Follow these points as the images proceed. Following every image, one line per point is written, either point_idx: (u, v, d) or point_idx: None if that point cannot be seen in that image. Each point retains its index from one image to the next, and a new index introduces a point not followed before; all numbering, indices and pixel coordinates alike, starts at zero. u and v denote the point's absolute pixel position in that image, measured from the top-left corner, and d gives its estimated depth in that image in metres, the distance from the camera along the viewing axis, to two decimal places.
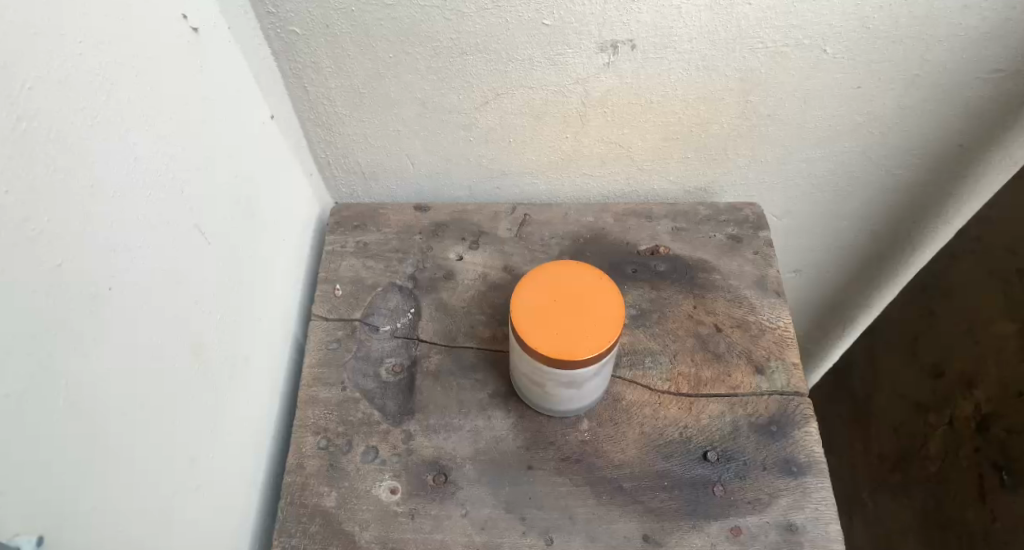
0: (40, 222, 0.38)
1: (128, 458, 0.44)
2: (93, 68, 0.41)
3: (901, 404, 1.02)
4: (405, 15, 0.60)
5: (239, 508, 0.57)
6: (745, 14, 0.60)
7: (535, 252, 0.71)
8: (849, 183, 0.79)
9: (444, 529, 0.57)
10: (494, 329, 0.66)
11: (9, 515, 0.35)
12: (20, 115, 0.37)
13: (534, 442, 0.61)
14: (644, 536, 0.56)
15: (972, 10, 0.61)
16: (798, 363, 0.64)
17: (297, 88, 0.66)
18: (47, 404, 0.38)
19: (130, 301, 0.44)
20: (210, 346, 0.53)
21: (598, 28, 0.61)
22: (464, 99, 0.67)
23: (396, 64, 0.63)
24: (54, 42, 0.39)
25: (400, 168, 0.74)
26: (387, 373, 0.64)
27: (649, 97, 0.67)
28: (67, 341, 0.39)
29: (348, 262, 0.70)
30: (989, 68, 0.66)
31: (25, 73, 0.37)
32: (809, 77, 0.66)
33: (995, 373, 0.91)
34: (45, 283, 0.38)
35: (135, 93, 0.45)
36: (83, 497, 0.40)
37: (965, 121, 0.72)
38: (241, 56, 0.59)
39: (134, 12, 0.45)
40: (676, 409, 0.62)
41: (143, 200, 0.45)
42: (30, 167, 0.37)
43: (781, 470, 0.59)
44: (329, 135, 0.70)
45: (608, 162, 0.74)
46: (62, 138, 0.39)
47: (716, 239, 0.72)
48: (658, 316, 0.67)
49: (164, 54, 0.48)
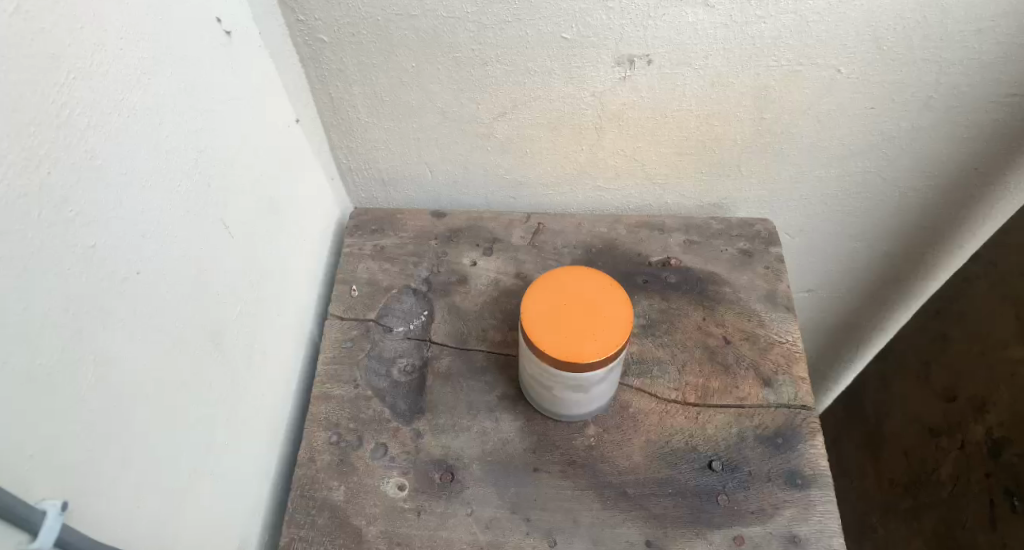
0: (77, 204, 0.40)
1: (146, 438, 0.45)
2: (132, 63, 0.44)
3: (914, 428, 1.00)
4: (428, 27, 0.62)
5: (251, 498, 0.58)
6: (761, 32, 0.62)
7: (548, 260, 0.72)
8: (863, 203, 0.80)
9: (450, 527, 0.58)
10: (505, 334, 0.68)
11: (36, 481, 0.37)
12: (64, 103, 0.39)
13: (540, 444, 0.61)
14: (647, 541, 0.57)
15: (985, 35, 0.62)
16: (806, 378, 0.64)
17: (322, 95, 0.68)
18: (73, 379, 0.39)
19: (156, 287, 0.46)
20: (229, 336, 0.54)
21: (616, 42, 0.63)
22: (483, 109, 0.69)
23: (419, 73, 0.65)
24: (98, 36, 0.41)
25: (419, 175, 0.76)
26: (399, 373, 0.65)
27: (665, 112, 0.68)
28: (96, 319, 0.41)
29: (364, 264, 0.72)
30: (1004, 92, 0.67)
31: (69, 64, 0.39)
32: (822, 96, 0.67)
33: (1007, 397, 0.84)
34: (79, 260, 0.40)
35: (169, 89, 0.47)
36: (101, 472, 0.41)
37: (977, 144, 0.72)
38: (268, 60, 0.61)
39: (170, 14, 0.47)
40: (683, 417, 0.63)
41: (171, 191, 0.47)
42: (70, 150, 0.39)
43: (788, 481, 0.59)
44: (352, 142, 0.73)
45: (622, 175, 0.75)
46: (100, 126, 0.41)
47: (727, 252, 0.73)
48: (667, 326, 0.68)
49: (195, 54, 0.50)
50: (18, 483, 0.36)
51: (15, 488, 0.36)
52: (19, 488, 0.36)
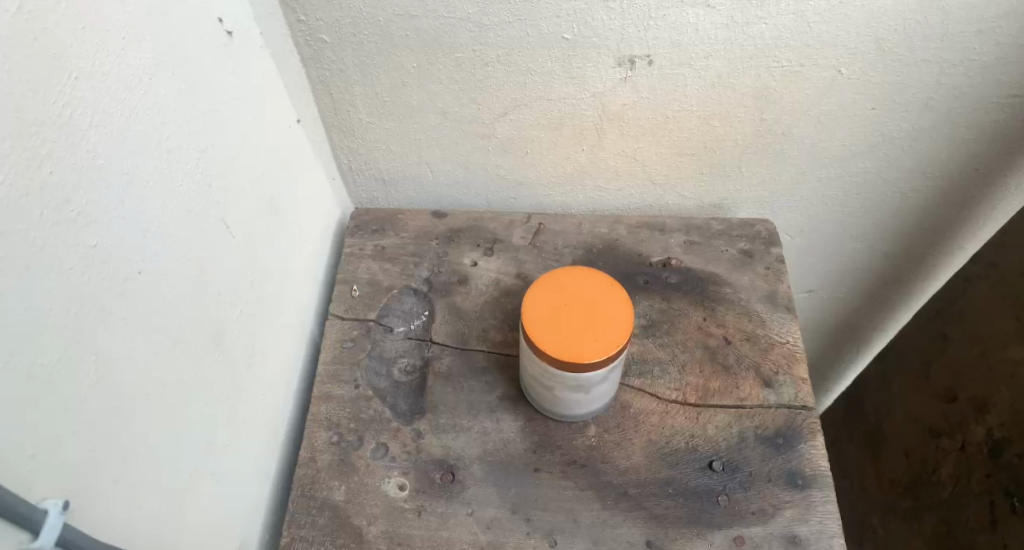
0: (79, 204, 0.40)
1: (146, 438, 0.45)
2: (133, 63, 0.44)
3: (914, 428, 1.00)
4: (429, 27, 0.62)
5: (252, 497, 0.58)
6: (762, 32, 0.62)
7: (548, 260, 0.72)
8: (864, 204, 0.80)
9: (450, 527, 0.58)
10: (505, 334, 0.68)
11: (37, 481, 0.37)
12: (66, 102, 0.39)
13: (541, 444, 0.61)
14: (647, 541, 0.57)
15: (986, 35, 0.62)
16: (806, 378, 0.64)
17: (323, 95, 0.68)
18: (74, 379, 0.39)
19: (156, 286, 0.46)
20: (230, 336, 0.54)
21: (617, 43, 0.63)
22: (483, 110, 0.69)
23: (420, 73, 0.65)
24: (99, 35, 0.41)
25: (419, 175, 0.76)
26: (400, 373, 0.65)
27: (665, 112, 0.68)
28: (97, 319, 0.41)
29: (365, 264, 0.72)
30: (1005, 93, 0.67)
31: (70, 64, 0.39)
32: (823, 97, 0.67)
33: (1007, 397, 0.83)
34: (81, 260, 0.40)
35: (171, 89, 0.47)
36: (102, 472, 0.41)
37: (977, 144, 0.72)
38: (269, 60, 0.61)
39: (171, 13, 0.47)
40: (683, 418, 0.63)
41: (172, 191, 0.47)
42: (71, 149, 0.39)
43: (789, 481, 0.59)
44: (353, 142, 0.73)
45: (622, 176, 0.75)
46: (102, 126, 0.41)
47: (728, 253, 0.73)
48: (668, 327, 0.68)
49: (196, 54, 0.50)
50: (18, 483, 0.36)
51: (16, 488, 0.36)
52: (20, 488, 0.36)
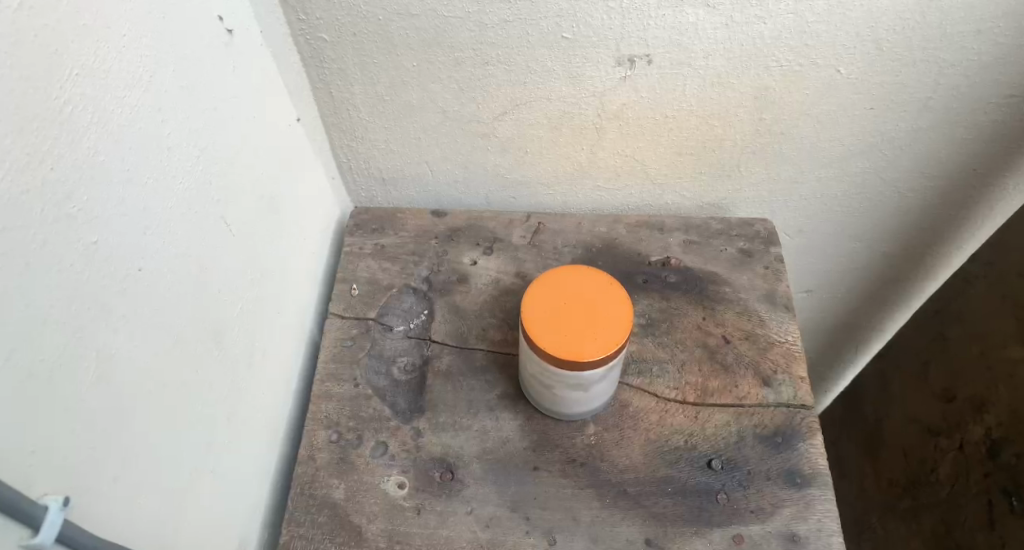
0: (79, 201, 0.40)
1: (146, 436, 0.45)
2: (134, 60, 0.44)
3: (913, 428, 1.00)
4: (429, 26, 0.62)
5: (251, 496, 0.58)
6: (761, 32, 0.62)
7: (548, 259, 0.72)
8: (863, 203, 0.80)
9: (450, 526, 0.58)
10: (505, 333, 0.68)
11: (37, 477, 0.37)
12: (66, 99, 0.39)
13: (540, 443, 0.62)
14: (646, 540, 0.57)
15: (985, 35, 0.62)
16: (805, 378, 0.64)
17: (323, 94, 0.68)
18: (74, 376, 0.40)
19: (156, 284, 0.46)
20: (230, 335, 0.55)
21: (617, 43, 0.63)
22: (483, 109, 0.69)
23: (420, 72, 0.66)
24: (99, 33, 0.41)
25: (419, 175, 0.76)
26: (399, 372, 0.65)
27: (665, 112, 0.69)
28: (97, 317, 0.41)
29: (365, 263, 0.72)
30: (1003, 93, 0.67)
31: (70, 61, 0.40)
32: (822, 97, 0.68)
33: (1007, 396, 0.84)
34: (81, 257, 0.40)
35: (171, 88, 0.47)
36: (101, 469, 0.41)
37: (975, 145, 0.72)
38: (268, 59, 0.61)
39: (172, 12, 0.47)
40: (682, 417, 0.63)
41: (172, 189, 0.47)
42: (72, 147, 0.40)
43: (787, 480, 0.59)
44: (353, 141, 0.73)
45: (622, 175, 0.75)
46: (102, 123, 0.41)
47: (727, 252, 0.73)
48: (667, 326, 0.68)
49: (197, 53, 0.50)
50: (19, 479, 0.36)
51: (16, 484, 0.36)
52: (21, 484, 0.36)
